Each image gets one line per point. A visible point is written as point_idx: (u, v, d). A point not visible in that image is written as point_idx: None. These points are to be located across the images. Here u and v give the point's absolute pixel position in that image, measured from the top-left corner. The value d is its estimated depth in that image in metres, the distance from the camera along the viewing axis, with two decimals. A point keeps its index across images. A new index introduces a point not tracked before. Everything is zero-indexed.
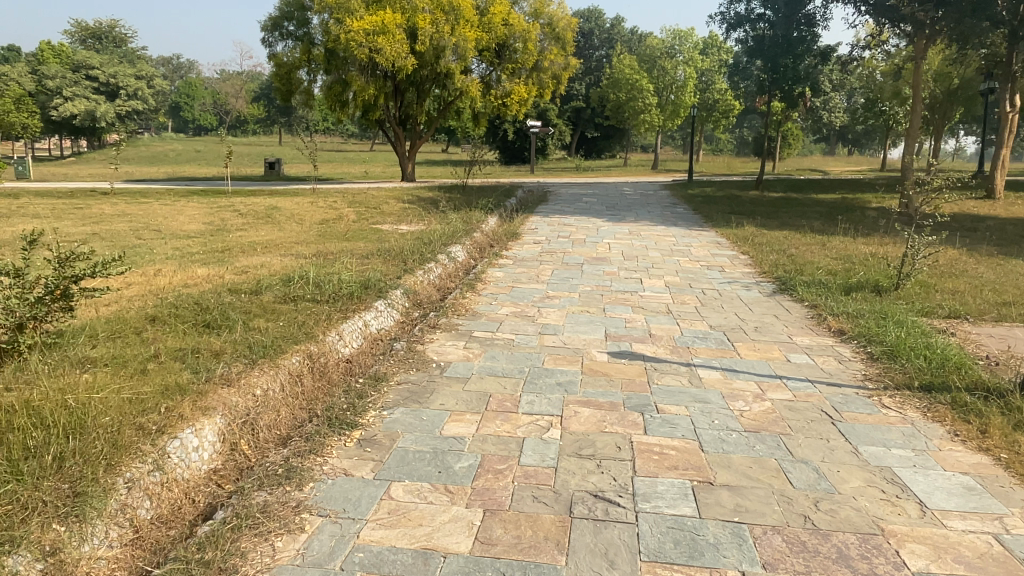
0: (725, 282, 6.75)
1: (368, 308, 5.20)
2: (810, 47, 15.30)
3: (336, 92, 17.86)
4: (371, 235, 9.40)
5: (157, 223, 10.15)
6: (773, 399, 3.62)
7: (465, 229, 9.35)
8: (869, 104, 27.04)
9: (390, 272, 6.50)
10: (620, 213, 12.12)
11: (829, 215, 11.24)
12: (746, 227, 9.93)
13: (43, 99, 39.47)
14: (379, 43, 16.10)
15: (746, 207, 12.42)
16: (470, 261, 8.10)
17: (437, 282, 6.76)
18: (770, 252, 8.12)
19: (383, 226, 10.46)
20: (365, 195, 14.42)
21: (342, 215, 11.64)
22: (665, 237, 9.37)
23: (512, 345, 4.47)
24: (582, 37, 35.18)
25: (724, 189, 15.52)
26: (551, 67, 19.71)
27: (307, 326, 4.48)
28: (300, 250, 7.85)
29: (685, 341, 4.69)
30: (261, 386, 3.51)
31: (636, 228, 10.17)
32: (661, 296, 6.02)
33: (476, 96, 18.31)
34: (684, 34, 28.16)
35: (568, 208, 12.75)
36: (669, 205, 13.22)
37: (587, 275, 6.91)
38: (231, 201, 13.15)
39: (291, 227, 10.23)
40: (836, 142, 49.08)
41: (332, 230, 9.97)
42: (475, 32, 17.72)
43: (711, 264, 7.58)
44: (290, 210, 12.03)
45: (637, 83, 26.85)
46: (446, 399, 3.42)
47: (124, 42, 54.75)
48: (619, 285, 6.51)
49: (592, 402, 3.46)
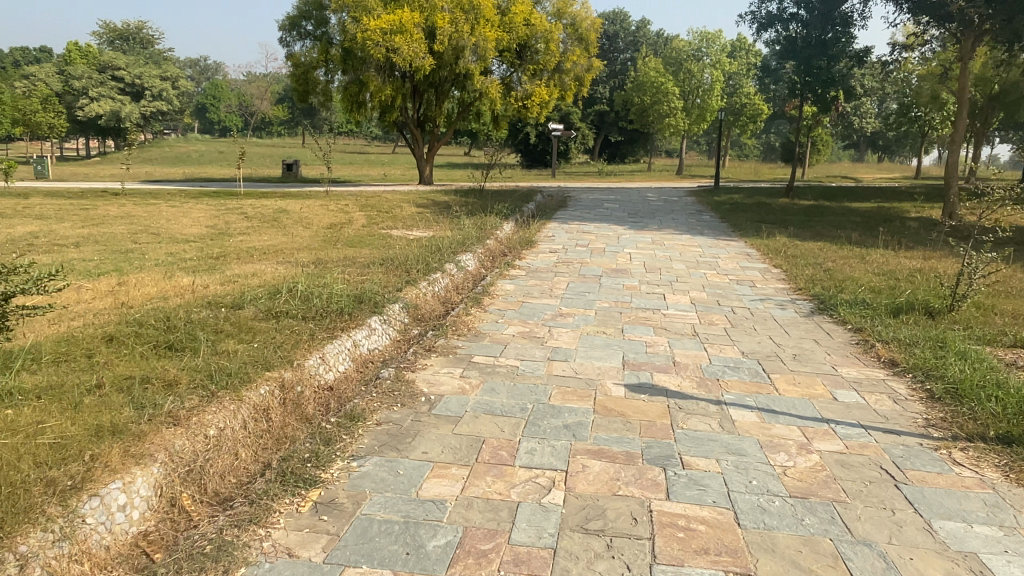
0: (756, 299, 6.14)
1: (360, 325, 4.71)
2: (846, 48, 14.55)
3: (352, 93, 17.45)
4: (378, 241, 8.91)
5: (158, 226, 9.74)
6: (821, 452, 3.02)
7: (477, 236, 8.85)
8: (903, 109, 26.15)
9: (389, 283, 6.02)
10: (642, 220, 11.52)
11: (866, 225, 10.56)
12: (778, 237, 9.30)
13: (69, 99, 39.69)
14: (396, 43, 15.66)
15: (776, 216, 11.78)
16: (480, 271, 7.61)
17: (440, 294, 6.26)
18: (806, 266, 7.51)
19: (392, 232, 9.98)
20: (380, 199, 13.96)
21: (352, 220, 11.19)
22: (690, 247, 8.77)
23: (515, 373, 3.91)
24: (607, 40, 34.57)
25: (752, 196, 14.85)
26: (574, 69, 19.15)
27: (285, 347, 3.99)
28: (300, 257, 7.40)
29: (714, 371, 4.10)
30: (214, 424, 3.01)
31: (659, 237, 9.58)
32: (686, 316, 5.43)
33: (496, 97, 17.81)
34: (711, 37, 27.41)
35: (588, 214, 12.19)
36: (694, 213, 12.60)
37: (605, 289, 6.32)
38: (240, 204, 12.75)
39: (296, 231, 9.78)
40: (866, 148, 47.89)
41: (339, 235, 9.50)
42: (496, 32, 17.21)
43: (739, 278, 6.98)
44: (299, 213, 11.60)
45: (662, 86, 26.21)
46: (431, 446, 2.88)
47: (150, 44, 55.18)
48: (640, 301, 5.92)
49: (604, 452, 2.90)
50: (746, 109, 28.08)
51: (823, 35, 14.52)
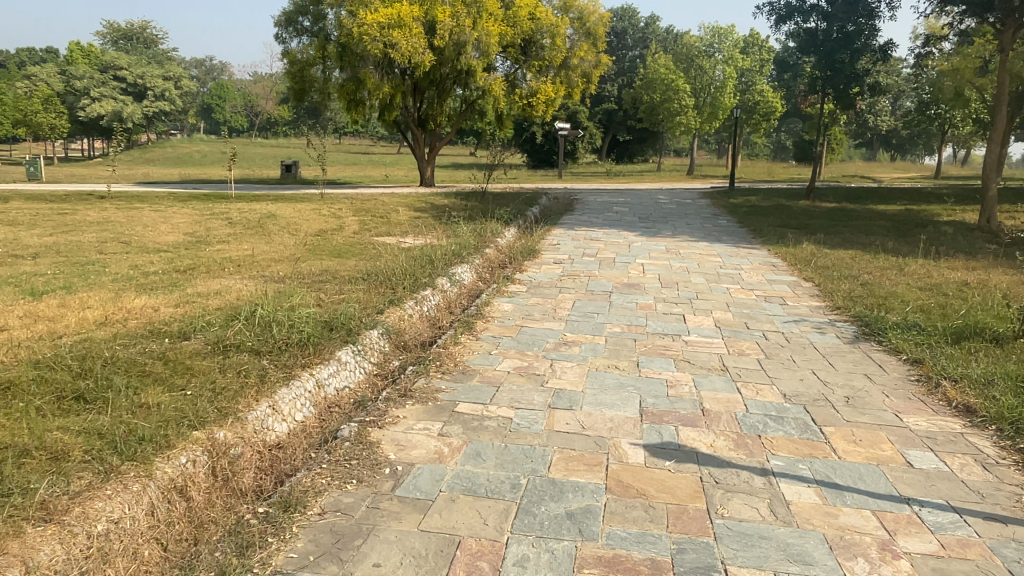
0: (788, 320, 5.38)
1: (329, 358, 3.99)
2: (870, 41, 13.73)
3: (348, 91, 16.71)
4: (367, 250, 8.18)
5: (132, 233, 9.05)
6: (910, 557, 2.25)
7: (475, 245, 8.14)
8: (922, 107, 25.24)
9: (370, 303, 5.29)
10: (655, 225, 10.76)
11: (898, 231, 9.77)
12: (805, 245, 8.53)
13: (71, 100, 39.20)
14: (394, 37, 14.96)
15: (798, 220, 11.00)
16: (475, 286, 6.89)
17: (428, 315, 5.53)
18: (840, 279, 6.75)
19: (384, 240, 9.27)
20: (376, 201, 13.26)
21: (343, 225, 10.47)
22: (709, 257, 8.00)
23: (507, 428, 3.16)
24: (615, 38, 33.79)
25: (770, 198, 14.08)
26: (581, 65, 18.39)
27: (225, 394, 3.27)
28: (278, 270, 6.68)
29: (753, 423, 3.33)
30: (104, 516, 2.28)
31: (674, 244, 8.83)
32: (712, 345, 4.66)
33: (500, 95, 17.06)
34: (723, 32, 26.49)
35: (596, 219, 11.43)
36: (710, 217, 11.82)
37: (616, 309, 5.56)
38: (227, 208, 12.08)
39: (280, 239, 9.06)
40: (879, 147, 46.93)
41: (326, 244, 8.78)
42: (499, 26, 16.45)
43: (767, 294, 6.22)
44: (288, 218, 10.90)
45: (672, 83, 25.43)
46: (386, 554, 2.13)
47: (155, 43, 54.77)
48: (657, 325, 5.16)
49: (621, 562, 2.14)
50: (760, 106, 27.25)
51: (845, 27, 13.70)
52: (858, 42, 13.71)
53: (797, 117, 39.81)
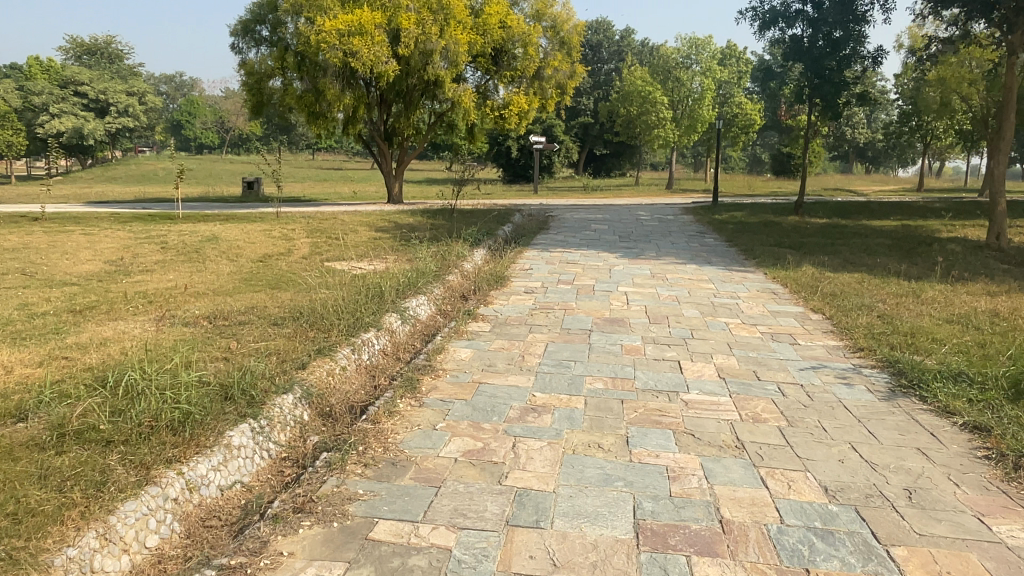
0: (805, 368, 4.45)
1: (211, 444, 2.98)
2: (857, 48, 13.05)
3: (306, 102, 15.65)
4: (311, 279, 7.17)
5: (43, 262, 7.92)
6: None
7: (435, 272, 7.16)
8: (904, 118, 24.78)
9: (292, 352, 4.28)
10: (637, 245, 9.89)
11: (901, 251, 8.95)
12: (804, 268, 7.65)
13: (30, 117, 37.68)
14: (354, 45, 13.98)
15: (790, 238, 10.18)
16: (430, 322, 5.90)
17: (367, 364, 4.52)
18: (854, 310, 5.86)
19: (336, 265, 8.25)
20: (335, 221, 12.25)
21: (293, 249, 9.43)
22: (700, 283, 7.06)
23: (442, 572, 2.14)
24: (589, 51, 33.10)
25: (756, 214, 13.29)
26: (555, 75, 17.54)
27: (25, 525, 2.27)
28: (196, 308, 5.64)
29: (793, 545, 2.36)
30: None
31: (660, 267, 7.93)
32: (719, 407, 3.69)
33: (470, 106, 16.12)
34: (701, 43, 25.70)
35: (572, 238, 10.51)
36: (694, 235, 10.96)
37: (597, 355, 4.56)
38: (166, 231, 10.95)
39: (216, 266, 7.99)
40: (854, 159, 46.81)
41: (267, 271, 7.75)
42: (468, 35, 15.49)
43: (773, 332, 5.29)
44: (231, 241, 9.83)
45: (649, 95, 24.73)
46: None
47: (120, 59, 53.33)
48: (648, 376, 4.18)
49: None
50: (738, 119, 26.68)
51: (832, 33, 13.01)
52: (846, 49, 13.03)
53: (774, 130, 39.48)
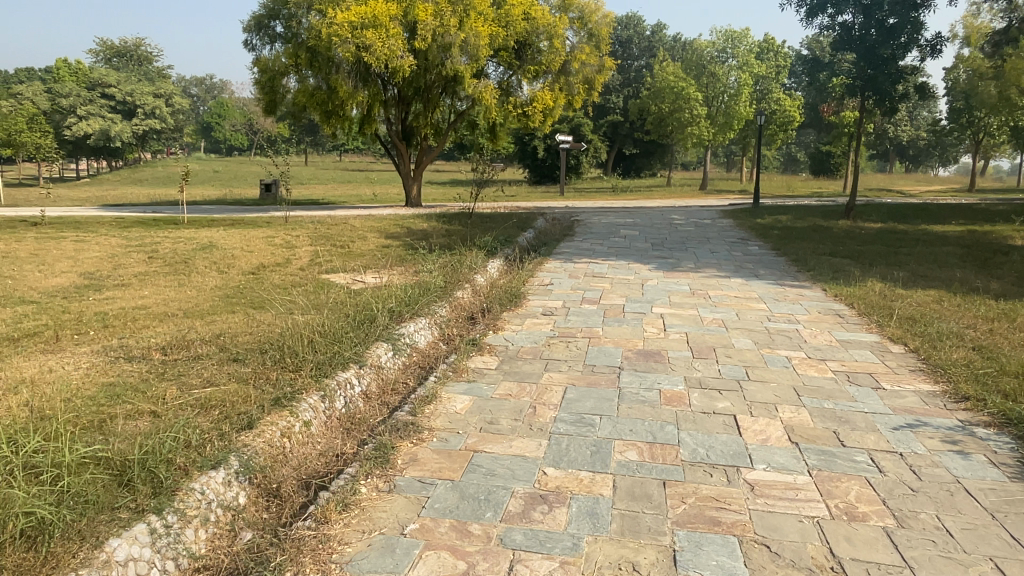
0: (899, 427, 3.45)
1: (74, 565, 2.08)
2: (915, 35, 11.84)
3: (319, 99, 14.85)
4: (300, 296, 6.29)
5: (13, 275, 7.20)
6: None
7: (439, 288, 6.26)
8: (956, 112, 23.29)
9: (244, 402, 3.39)
10: (672, 253, 8.92)
11: (976, 262, 7.82)
12: (869, 284, 6.62)
13: (58, 119, 37.75)
14: (368, 38, 13.17)
15: (845, 246, 9.09)
16: (432, 352, 5.01)
17: (339, 415, 3.63)
18: (944, 340, 4.81)
19: (334, 279, 7.38)
20: (345, 225, 11.44)
21: (291, 258, 8.58)
22: (749, 303, 6.03)
23: None
24: (619, 47, 31.98)
25: (803, 217, 12.19)
26: (583, 70, 16.50)
27: None
28: (153, 335, 4.80)
29: None
30: None
31: (700, 282, 6.94)
32: (799, 495, 2.70)
33: (492, 103, 15.15)
34: (737, 36, 24.47)
35: (600, 246, 9.55)
36: (736, 242, 9.90)
37: (629, 406, 3.60)
38: (162, 238, 10.22)
39: (200, 280, 7.17)
40: (896, 158, 44.95)
41: (255, 286, 6.91)
42: (490, 27, 14.55)
43: (847, 371, 4.28)
44: (227, 249, 9.05)
45: (682, 91, 23.63)
46: None
47: (149, 61, 53.57)
48: (697, 439, 3.21)
49: None
50: (776, 116, 25.34)
51: (886, 19, 11.86)
52: (902, 36, 11.84)
53: (813, 127, 37.90)
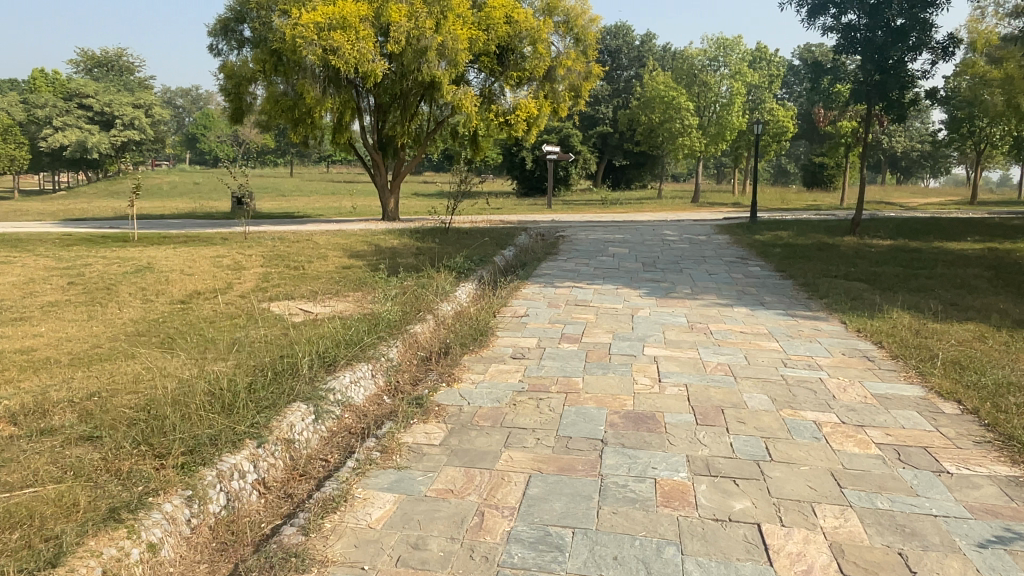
0: (987, 544, 2.47)
1: None
2: (925, 37, 10.98)
3: (286, 106, 13.86)
4: (223, 335, 5.25)
5: None
6: None
7: (392, 322, 5.26)
8: (955, 123, 22.54)
9: (65, 516, 2.42)
10: (666, 276, 7.97)
11: (1008, 287, 6.92)
12: (896, 316, 5.68)
13: (33, 130, 36.55)
14: (335, 41, 12.21)
15: (856, 267, 8.19)
16: (371, 410, 4.02)
17: (212, 523, 2.66)
18: (1007, 396, 3.85)
19: (275, 308, 6.37)
20: (307, 243, 10.44)
21: (234, 282, 7.57)
22: (759, 341, 5.05)
23: None
24: (608, 57, 31.06)
25: (805, 233, 11.28)
26: (569, 76, 15.60)
27: None
28: (9, 395, 3.79)
29: None
30: None
31: (700, 312, 5.98)
32: None
33: (472, 111, 14.19)
34: (729, 43, 23.59)
35: (585, 267, 8.59)
36: (735, 261, 8.96)
37: (613, 510, 2.60)
38: (96, 258, 9.13)
39: (116, 312, 6.15)
40: (888, 169, 44.32)
41: (178, 320, 5.87)
42: (469, 30, 13.60)
43: (896, 446, 3.30)
44: (164, 272, 8.02)
45: (673, 101, 22.80)
46: None
47: (130, 71, 52.42)
48: (711, 573, 2.22)
49: None
50: (770, 127, 24.57)
51: (893, 21, 11.00)
52: (910, 38, 11.00)
53: (806, 138, 37.22)
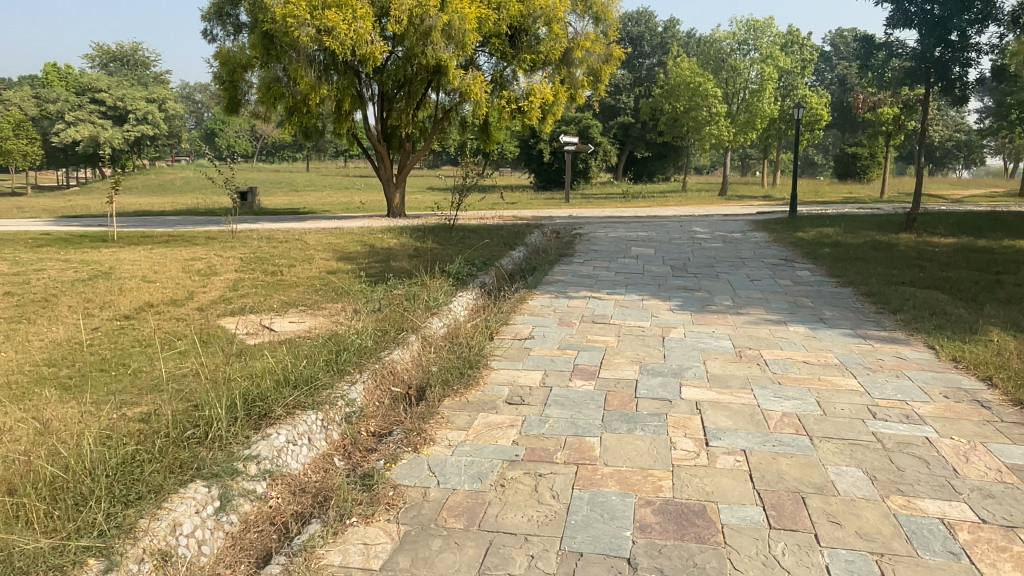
0: None
1: None
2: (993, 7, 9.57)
3: (279, 94, 12.82)
4: (147, 367, 4.16)
5: None
6: None
7: (363, 346, 4.15)
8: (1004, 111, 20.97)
9: None
10: (699, 282, 6.81)
11: None
12: (1000, 340, 4.48)
13: (45, 125, 35.94)
14: (329, 21, 11.17)
15: (924, 271, 6.97)
16: (312, 483, 2.91)
17: None
18: None
19: (232, 325, 5.31)
20: (295, 243, 9.42)
21: (197, 292, 6.54)
22: (829, 377, 3.89)
23: None
24: (629, 44, 29.79)
25: (853, 231, 10.03)
26: (587, 59, 14.40)
27: None
28: None
29: None
30: None
31: (747, 332, 4.83)
32: None
33: (482, 98, 13.07)
34: (760, 26, 22.15)
35: (605, 271, 7.47)
36: (779, 264, 7.79)
37: None
38: (57, 261, 8.16)
39: (41, 330, 5.13)
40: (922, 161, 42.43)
41: (108, 343, 4.80)
42: (478, 8, 12.48)
43: None
44: (122, 279, 7.00)
45: (699, 87, 21.52)
46: None
47: (146, 66, 51.80)
48: None
49: None
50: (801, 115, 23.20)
51: None
52: (975, 8, 9.63)
53: (837, 128, 35.52)
